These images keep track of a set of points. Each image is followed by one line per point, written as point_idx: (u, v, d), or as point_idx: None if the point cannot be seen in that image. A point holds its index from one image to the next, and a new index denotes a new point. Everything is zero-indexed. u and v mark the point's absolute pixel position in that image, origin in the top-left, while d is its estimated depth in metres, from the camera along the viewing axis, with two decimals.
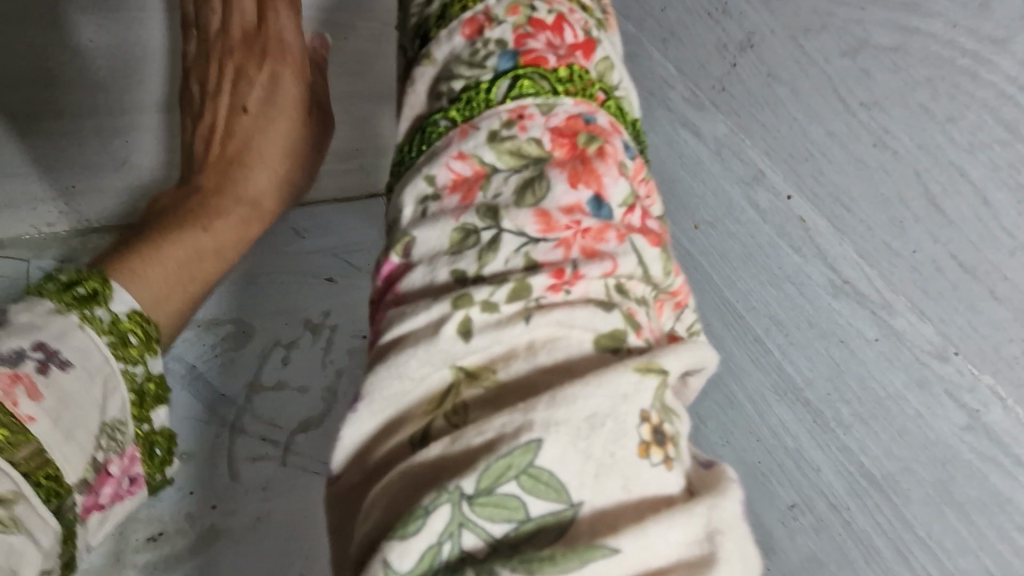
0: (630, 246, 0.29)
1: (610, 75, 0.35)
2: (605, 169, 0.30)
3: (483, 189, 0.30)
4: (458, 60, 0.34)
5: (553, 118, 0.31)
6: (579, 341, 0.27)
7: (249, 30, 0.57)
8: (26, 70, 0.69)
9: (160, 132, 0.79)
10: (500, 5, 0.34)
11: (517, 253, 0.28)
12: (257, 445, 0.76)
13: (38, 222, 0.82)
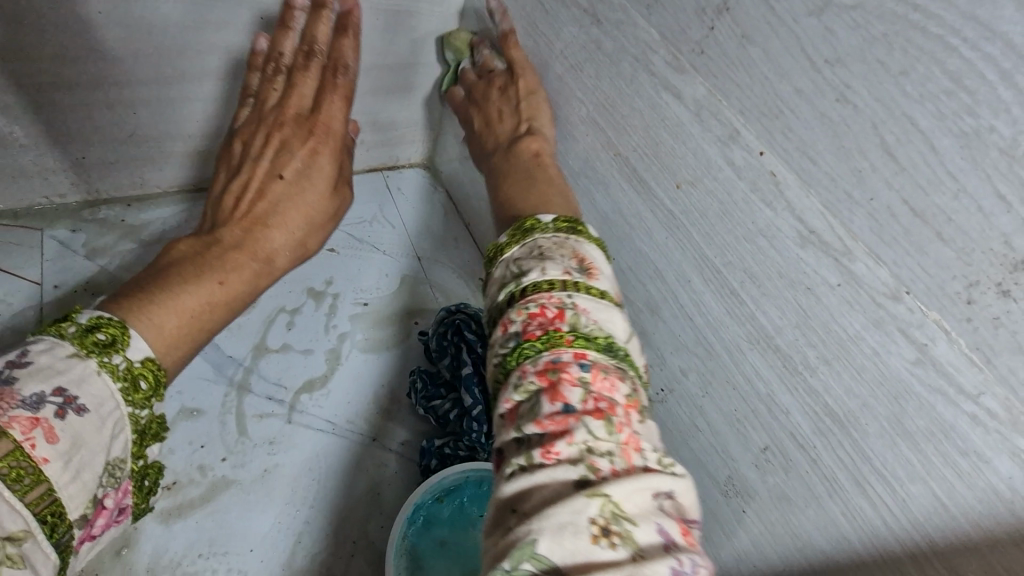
0: (587, 426, 0.35)
1: (582, 322, 0.39)
2: (567, 384, 0.36)
3: (515, 417, 0.37)
4: (494, 348, 0.41)
5: (537, 364, 0.38)
6: (564, 474, 0.33)
7: (303, 112, 0.65)
8: (35, 44, 0.70)
9: (168, 104, 0.82)
10: (513, 307, 0.41)
11: (523, 454, 0.35)
12: (264, 404, 0.79)
13: (51, 194, 0.87)
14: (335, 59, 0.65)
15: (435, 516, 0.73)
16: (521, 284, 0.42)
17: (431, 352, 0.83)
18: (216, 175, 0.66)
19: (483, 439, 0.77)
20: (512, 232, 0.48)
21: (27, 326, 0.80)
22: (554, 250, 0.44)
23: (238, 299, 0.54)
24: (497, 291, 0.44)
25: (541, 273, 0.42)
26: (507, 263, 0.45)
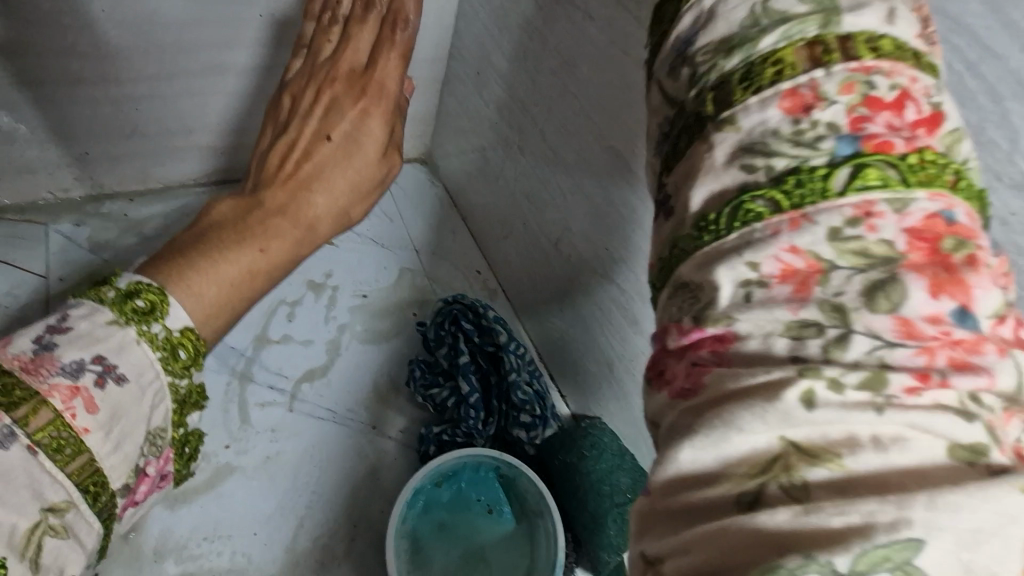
0: (1008, 365, 0.27)
1: (956, 147, 0.30)
2: (973, 272, 0.27)
3: (819, 283, 0.28)
4: (774, 135, 0.30)
5: (910, 210, 0.28)
6: (930, 449, 0.25)
7: (357, 71, 0.63)
8: (40, 42, 0.72)
9: (169, 100, 0.84)
10: (833, 85, 0.30)
11: (889, 341, 0.26)
12: (267, 392, 0.81)
13: (54, 188, 0.88)
14: (395, 12, 0.62)
15: (433, 500, 0.75)
16: (845, 35, 0.31)
17: (429, 342, 0.85)
18: (262, 133, 0.65)
19: (478, 426, 0.79)
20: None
21: (36, 318, 0.82)
22: (903, 11, 0.32)
23: (285, 256, 0.57)
24: (761, 37, 0.32)
25: (881, 28, 0.31)
26: (776, 0, 0.32)
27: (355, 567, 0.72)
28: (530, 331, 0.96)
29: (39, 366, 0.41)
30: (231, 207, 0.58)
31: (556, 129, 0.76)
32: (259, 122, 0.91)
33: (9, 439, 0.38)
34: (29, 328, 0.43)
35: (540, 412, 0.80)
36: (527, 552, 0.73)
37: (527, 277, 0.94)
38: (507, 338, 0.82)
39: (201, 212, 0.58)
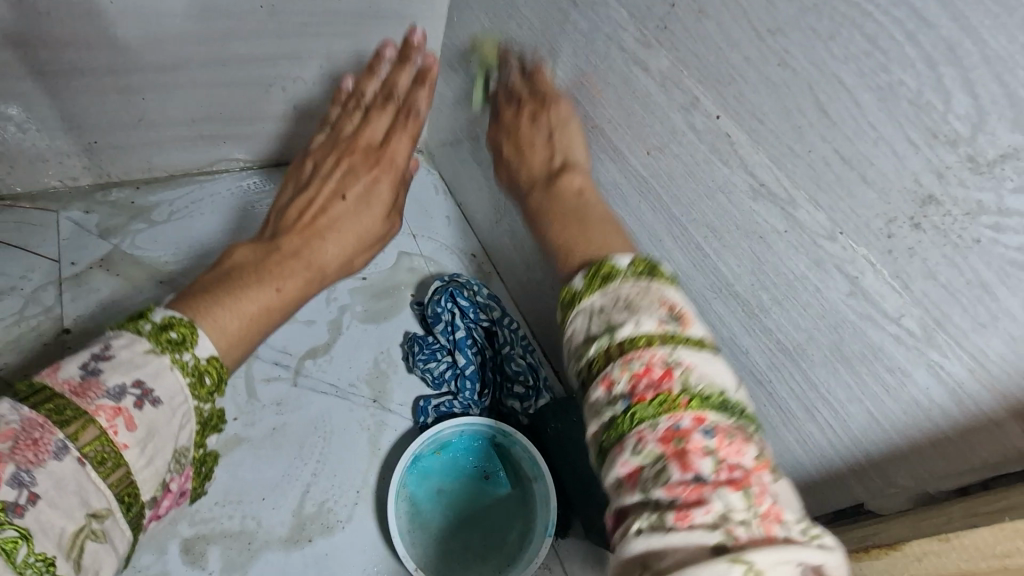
0: (726, 498, 0.31)
1: (692, 379, 0.35)
2: (694, 454, 0.32)
3: (637, 483, 0.33)
4: (599, 407, 0.36)
5: (657, 431, 0.34)
6: (703, 534, 0.30)
7: (373, 145, 0.68)
8: (50, 31, 0.75)
9: (173, 90, 0.88)
10: (613, 363, 0.37)
11: (653, 513, 0.32)
12: (272, 368, 0.85)
13: (64, 176, 0.92)
14: (408, 106, 0.70)
15: (430, 466, 0.79)
16: (616, 337, 0.38)
17: (426, 319, 0.89)
18: (284, 188, 0.68)
19: (475, 397, 0.84)
20: (586, 274, 0.44)
21: (49, 301, 0.85)
22: (641, 299, 0.40)
23: (291, 302, 0.56)
24: (586, 344, 0.39)
25: (635, 326, 0.38)
26: (580, 313, 0.42)
27: (356, 531, 0.75)
28: (523, 309, 1.00)
29: (82, 384, 0.39)
30: (249, 249, 0.58)
31: None
32: (266, 111, 0.96)
33: (61, 451, 0.37)
34: (73, 351, 0.41)
35: (534, 383, 0.84)
36: (522, 515, 0.77)
37: (520, 258, 0.98)
38: (501, 313, 0.87)
39: (218, 260, 0.57)
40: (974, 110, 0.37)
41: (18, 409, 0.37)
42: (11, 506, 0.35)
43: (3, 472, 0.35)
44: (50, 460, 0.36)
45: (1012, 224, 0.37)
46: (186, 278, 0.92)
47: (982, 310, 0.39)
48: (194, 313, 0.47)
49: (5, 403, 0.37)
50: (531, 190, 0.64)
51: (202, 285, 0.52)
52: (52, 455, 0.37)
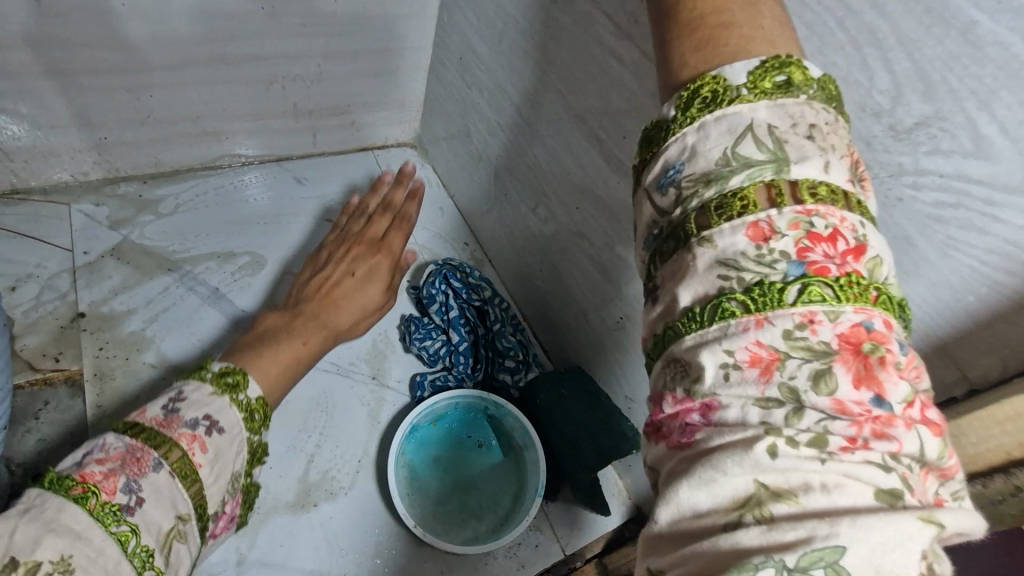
0: (913, 436, 0.30)
1: (878, 270, 0.33)
2: (885, 367, 0.30)
3: (779, 372, 0.30)
4: (742, 256, 0.32)
5: (838, 324, 0.31)
6: (862, 491, 0.28)
7: (375, 240, 0.89)
8: (67, 32, 0.80)
9: (182, 88, 0.93)
10: (783, 210, 0.32)
11: (809, 424, 0.30)
12: None
13: (74, 171, 0.97)
14: (403, 214, 0.93)
15: (427, 436, 0.84)
16: (787, 176, 0.33)
17: (422, 300, 0.94)
18: (304, 268, 0.88)
19: (468, 370, 0.89)
20: (761, 64, 0.35)
21: (64, 288, 0.88)
22: (825, 135, 0.34)
23: (312, 351, 0.78)
24: (727, 165, 0.34)
25: (822, 170, 0.33)
26: (736, 129, 0.34)
27: (359, 499, 0.79)
28: (514, 291, 1.06)
29: (166, 419, 0.57)
30: (276, 316, 0.79)
31: (529, 105, 0.86)
32: (268, 107, 1.04)
33: (157, 466, 0.54)
34: (156, 399, 0.60)
35: (523, 357, 0.91)
36: (514, 480, 0.82)
37: (508, 244, 1.04)
38: (493, 293, 0.93)
39: (255, 322, 0.79)
40: (892, 86, 0.42)
41: (122, 438, 0.55)
42: (124, 507, 0.51)
43: (118, 482, 0.52)
44: (149, 472, 0.53)
45: (926, 182, 0.42)
46: (193, 266, 0.96)
47: (907, 260, 0.45)
48: (246, 366, 0.68)
49: (113, 436, 0.55)
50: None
51: (246, 343, 0.73)
52: (150, 469, 0.53)
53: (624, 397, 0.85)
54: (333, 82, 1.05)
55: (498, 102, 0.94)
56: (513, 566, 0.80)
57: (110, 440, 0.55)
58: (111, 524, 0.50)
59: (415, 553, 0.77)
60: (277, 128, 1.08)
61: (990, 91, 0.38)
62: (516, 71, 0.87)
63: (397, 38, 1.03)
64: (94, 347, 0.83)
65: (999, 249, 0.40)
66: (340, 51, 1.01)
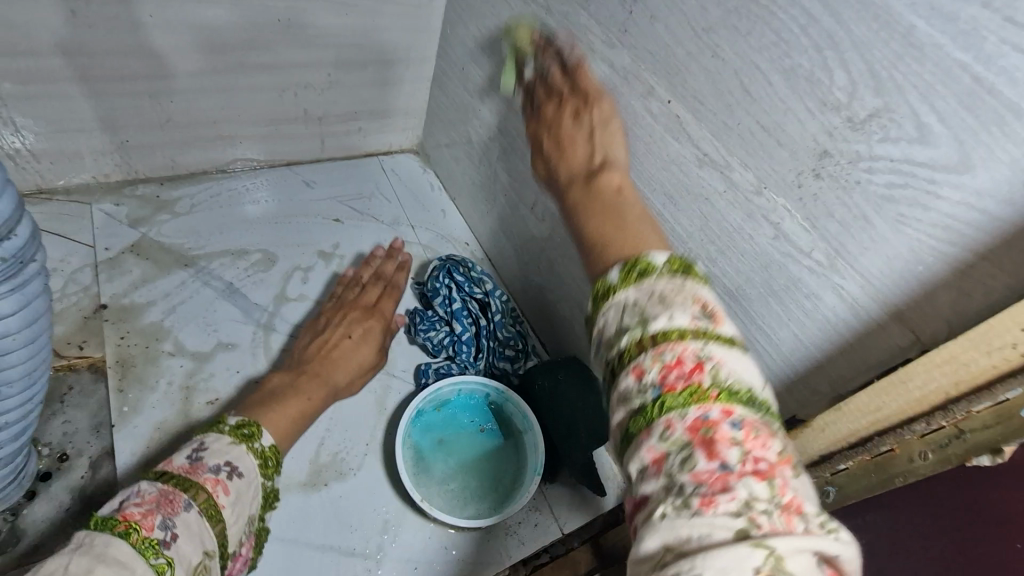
0: (750, 485, 0.32)
1: (722, 371, 0.36)
2: (721, 443, 0.33)
3: (664, 467, 0.34)
4: (627, 395, 0.37)
5: (685, 420, 0.34)
6: (719, 532, 0.31)
7: (369, 307, 0.93)
8: (97, 41, 0.85)
9: (201, 94, 0.99)
10: (643, 355, 0.37)
11: (678, 497, 0.33)
12: (288, 339, 0.95)
13: (96, 172, 1.02)
14: (393, 283, 0.97)
15: (432, 421, 0.88)
16: (649, 329, 0.37)
17: (427, 294, 0.99)
18: (301, 336, 0.90)
19: (471, 359, 0.94)
20: (623, 266, 0.41)
21: (87, 281, 0.93)
22: (676, 295, 0.38)
23: (316, 408, 0.79)
24: (618, 335, 0.39)
25: (669, 319, 0.37)
26: (616, 308, 0.40)
27: (368, 480, 0.83)
28: (513, 287, 1.12)
29: (190, 465, 0.60)
30: (281, 375, 0.81)
31: None
32: (279, 113, 1.09)
33: (188, 505, 0.56)
34: (177, 451, 0.62)
35: (522, 347, 0.97)
36: (514, 462, 0.87)
37: (508, 243, 1.10)
38: (494, 286, 0.99)
39: (261, 382, 0.81)
40: (849, 83, 0.48)
41: (155, 484, 0.57)
42: (162, 541, 0.53)
43: (155, 519, 0.54)
44: (182, 511, 0.56)
45: (880, 166, 0.48)
46: (208, 261, 1.01)
47: (865, 237, 0.51)
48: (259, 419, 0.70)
49: (144, 483, 0.58)
50: (568, 187, 0.55)
51: (255, 401, 0.75)
52: (183, 508, 0.56)
53: None
54: (343, 90, 1.12)
55: (498, 108, 1.00)
56: (514, 542, 0.84)
57: (144, 486, 0.57)
58: (151, 556, 0.52)
59: (422, 530, 0.81)
60: (287, 133, 1.14)
61: (928, 85, 0.43)
62: None
63: (403, 49, 1.10)
64: (115, 336, 0.87)
65: (942, 224, 0.45)
66: (350, 61, 1.07)
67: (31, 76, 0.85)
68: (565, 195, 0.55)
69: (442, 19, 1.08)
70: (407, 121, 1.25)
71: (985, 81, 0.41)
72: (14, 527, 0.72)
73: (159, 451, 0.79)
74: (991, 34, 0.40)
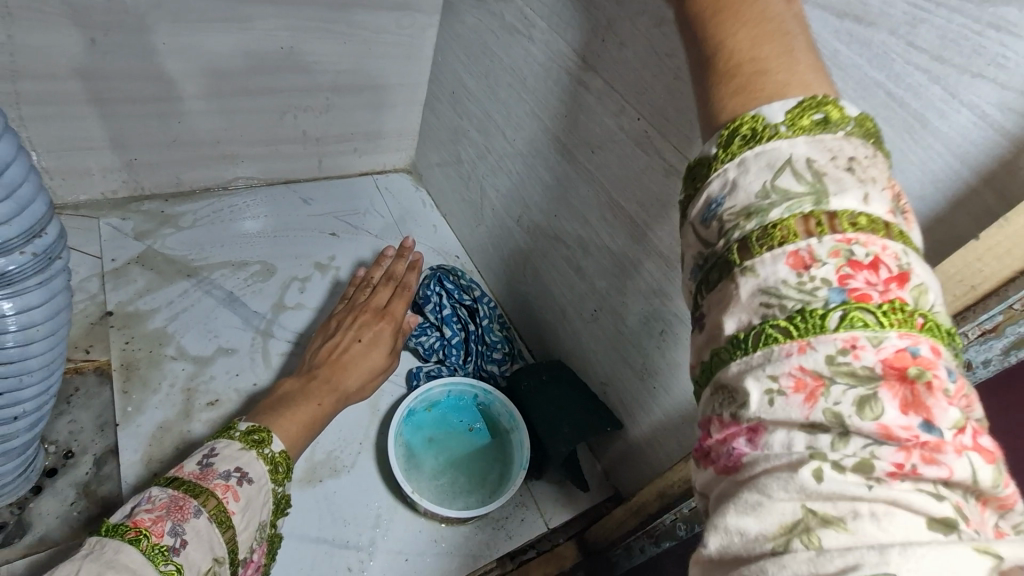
0: (961, 459, 0.27)
1: (923, 297, 0.30)
2: (932, 394, 0.27)
3: (826, 398, 0.28)
4: (782, 287, 0.31)
5: (880, 350, 0.28)
6: (911, 518, 0.26)
7: (379, 308, 0.93)
8: (114, 66, 0.92)
9: (208, 116, 1.06)
10: (821, 240, 0.30)
11: (847, 446, 0.27)
12: (286, 344, 0.99)
13: (105, 189, 1.08)
14: (404, 284, 0.97)
15: (422, 420, 0.92)
16: (825, 206, 0.31)
17: (417, 302, 1.04)
18: (314, 340, 0.91)
19: (460, 361, 1.00)
20: (799, 102, 0.33)
21: (93, 290, 0.97)
22: (865, 168, 0.32)
23: (327, 413, 0.80)
24: (766, 199, 0.32)
25: (859, 202, 0.31)
26: (775, 164, 0.32)
27: (361, 476, 0.87)
28: (501, 296, 1.17)
29: (201, 472, 0.63)
30: (292, 381, 0.83)
31: (514, 130, 1.00)
32: (280, 134, 1.16)
33: (198, 512, 0.59)
34: (189, 458, 0.65)
35: (508, 350, 1.02)
36: (501, 458, 0.91)
37: (495, 255, 1.16)
38: (481, 293, 1.05)
39: (272, 389, 0.83)
40: None
41: (165, 491, 0.60)
42: (172, 547, 0.56)
43: (165, 526, 0.57)
44: (191, 518, 0.58)
45: None
46: (210, 272, 1.06)
47: None
48: (268, 425, 0.72)
49: (157, 490, 0.61)
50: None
51: (266, 407, 0.77)
52: (193, 514, 0.59)
53: (600, 384, 0.95)
54: (340, 112, 1.19)
55: (486, 128, 1.07)
56: (502, 536, 0.87)
57: (155, 492, 0.60)
58: (161, 563, 0.55)
59: (414, 523, 0.85)
60: (286, 153, 1.20)
61: (851, 101, 0.51)
62: (502, 102, 1.01)
63: (398, 75, 1.18)
64: (120, 341, 0.92)
65: None
66: (348, 86, 1.15)
67: (48, 98, 0.91)
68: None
69: (433, 47, 1.16)
70: (401, 144, 1.33)
71: (895, 96, 0.48)
72: (20, 520, 0.75)
73: (162, 448, 0.83)
74: (898, 56, 0.47)
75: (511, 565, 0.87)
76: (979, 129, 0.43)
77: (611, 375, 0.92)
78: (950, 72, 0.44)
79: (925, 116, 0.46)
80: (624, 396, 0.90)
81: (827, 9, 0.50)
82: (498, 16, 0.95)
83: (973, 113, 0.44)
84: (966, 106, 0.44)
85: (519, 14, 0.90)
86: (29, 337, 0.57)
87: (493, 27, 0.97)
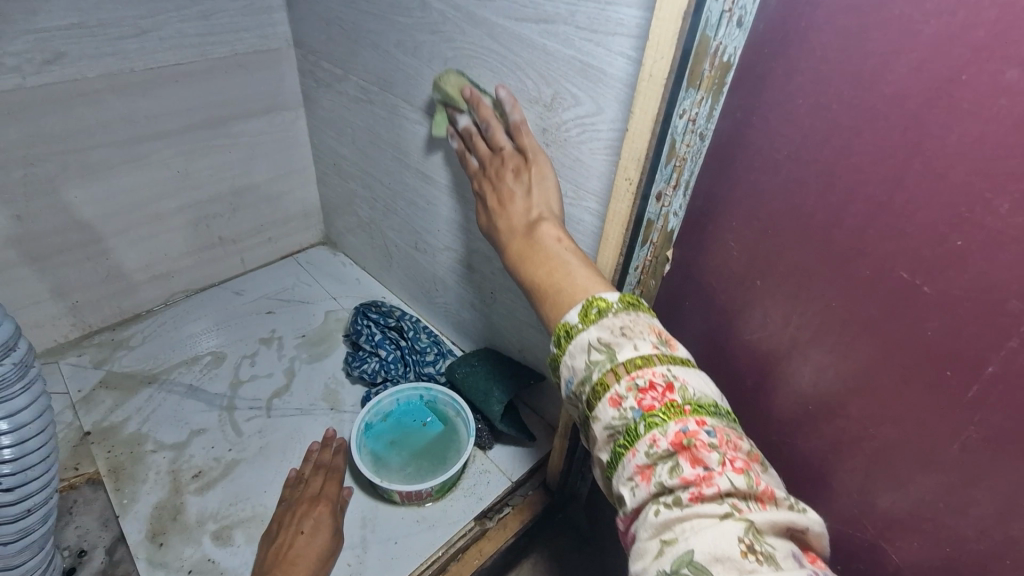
0: (731, 478, 0.42)
1: (690, 390, 0.47)
2: (702, 449, 0.43)
3: (653, 474, 0.44)
4: (614, 423, 0.47)
5: (667, 435, 0.44)
6: (708, 519, 0.40)
7: (313, 495, 0.95)
8: (41, 228, 1.08)
9: (132, 244, 1.23)
10: (620, 383, 0.48)
11: (670, 496, 0.43)
12: (250, 410, 1.13)
13: (58, 335, 1.22)
14: (332, 468, 1.00)
15: (382, 430, 1.07)
16: (617, 362, 0.48)
17: (353, 338, 1.22)
18: (258, 550, 0.90)
19: (400, 372, 1.16)
20: (582, 307, 0.54)
21: (68, 418, 1.10)
22: (633, 329, 0.50)
23: None
24: (589, 372, 0.50)
25: (635, 350, 0.49)
26: (585, 348, 0.51)
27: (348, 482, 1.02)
28: (427, 316, 1.35)
29: None
30: None
31: (387, 176, 1.21)
32: (199, 243, 1.33)
33: None
34: None
35: (438, 350, 1.20)
36: (457, 445, 1.04)
37: (411, 283, 1.34)
38: (401, 313, 1.25)
39: None
40: (534, 85, 0.77)
41: None
42: None
43: None
44: None
45: (570, 126, 0.75)
46: (166, 373, 1.19)
47: (582, 172, 0.77)
48: None
49: None
50: (512, 238, 0.67)
51: None
52: None
53: (518, 350, 1.12)
54: (247, 211, 1.37)
55: (369, 183, 1.27)
56: (474, 500, 1.01)
57: None
58: None
59: (395, 514, 0.98)
60: (211, 257, 1.37)
61: (566, 73, 0.72)
62: (370, 156, 1.22)
63: (287, 165, 1.38)
64: (104, 451, 1.04)
65: (609, 146, 0.72)
66: (246, 186, 1.34)
67: None
68: (510, 246, 0.67)
69: (308, 134, 1.38)
70: (310, 222, 1.52)
71: (584, 63, 0.70)
72: None
73: (161, 522, 0.95)
74: (574, 38, 0.69)
75: (490, 523, 1.00)
76: (630, 66, 0.65)
77: (521, 340, 1.10)
78: (602, 37, 0.66)
79: (604, 69, 0.68)
80: (535, 352, 1.08)
81: (528, 22, 0.73)
82: (344, 92, 1.18)
83: (623, 58, 0.65)
84: (619, 55, 0.66)
85: (357, 87, 1.13)
86: (21, 435, 0.70)
87: (343, 101, 1.20)
